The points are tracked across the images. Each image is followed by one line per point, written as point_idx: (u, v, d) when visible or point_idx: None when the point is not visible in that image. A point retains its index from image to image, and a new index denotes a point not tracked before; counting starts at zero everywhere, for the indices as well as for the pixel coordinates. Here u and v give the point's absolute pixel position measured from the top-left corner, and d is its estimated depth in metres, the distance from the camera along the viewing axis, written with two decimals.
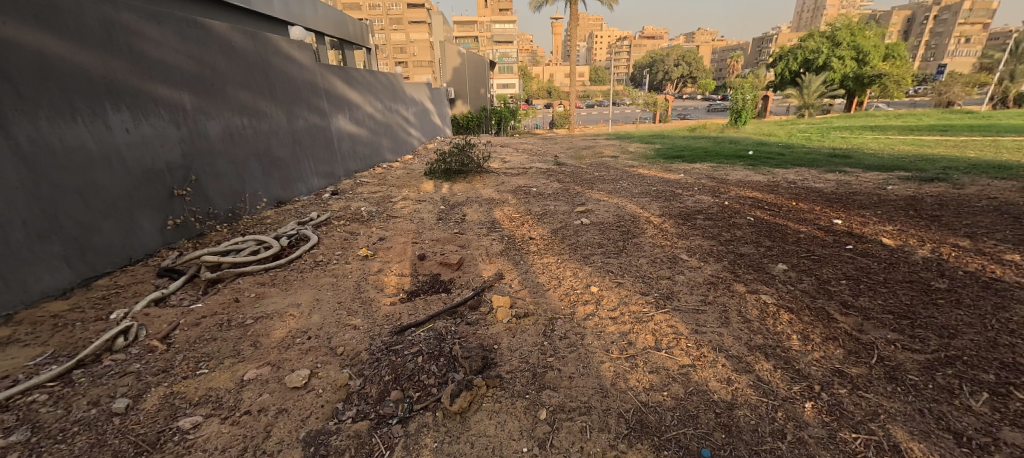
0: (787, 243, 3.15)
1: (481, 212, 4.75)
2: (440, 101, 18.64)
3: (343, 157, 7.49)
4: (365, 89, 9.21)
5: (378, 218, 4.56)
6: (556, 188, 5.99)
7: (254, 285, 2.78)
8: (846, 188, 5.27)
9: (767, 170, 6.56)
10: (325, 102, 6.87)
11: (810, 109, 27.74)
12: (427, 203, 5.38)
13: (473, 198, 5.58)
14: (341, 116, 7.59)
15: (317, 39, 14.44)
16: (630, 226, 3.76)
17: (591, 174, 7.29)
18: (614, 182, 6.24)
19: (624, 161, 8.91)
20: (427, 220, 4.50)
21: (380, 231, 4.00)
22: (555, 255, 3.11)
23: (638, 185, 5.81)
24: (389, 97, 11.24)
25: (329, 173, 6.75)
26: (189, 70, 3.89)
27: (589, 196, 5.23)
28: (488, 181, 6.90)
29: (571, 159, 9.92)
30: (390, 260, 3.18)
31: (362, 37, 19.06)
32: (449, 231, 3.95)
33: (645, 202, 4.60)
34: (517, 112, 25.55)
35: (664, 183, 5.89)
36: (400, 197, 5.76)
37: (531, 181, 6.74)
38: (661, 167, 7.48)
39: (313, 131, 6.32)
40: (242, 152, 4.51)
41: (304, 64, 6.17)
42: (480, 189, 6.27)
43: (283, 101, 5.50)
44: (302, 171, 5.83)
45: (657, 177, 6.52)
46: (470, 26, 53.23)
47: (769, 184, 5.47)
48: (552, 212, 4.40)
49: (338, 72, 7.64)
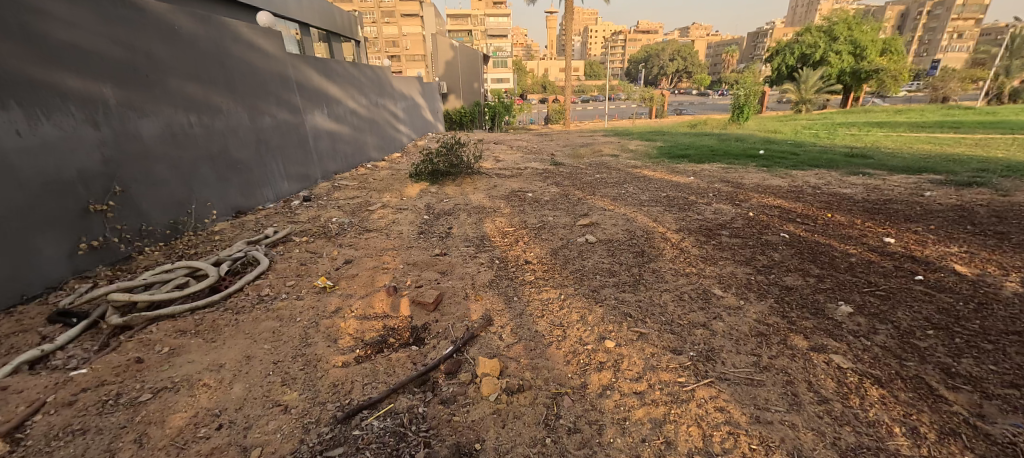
0: (840, 272, 2.57)
1: (470, 224, 4.14)
2: (432, 96, 17.90)
3: (320, 156, 6.83)
4: (347, 82, 8.51)
5: (349, 232, 3.93)
6: (554, 193, 5.39)
7: (170, 335, 2.16)
8: (878, 194, 4.72)
9: (784, 172, 6.00)
10: (298, 96, 6.21)
11: (807, 104, 27.22)
12: (409, 211, 4.75)
13: (461, 205, 4.97)
14: (318, 112, 6.93)
15: (303, 31, 13.71)
16: (644, 245, 3.16)
17: (592, 175, 6.69)
18: (617, 186, 5.65)
19: (626, 160, 8.31)
20: (406, 234, 3.89)
21: (349, 251, 3.38)
22: (557, 288, 2.52)
23: (646, 190, 5.22)
24: (375, 92, 10.57)
25: (303, 176, 6.10)
26: (115, 58, 3.24)
27: (591, 203, 4.65)
28: (479, 184, 6.29)
29: (569, 157, 9.31)
30: (352, 294, 2.57)
31: (350, 30, 18.24)
32: (430, 251, 3.34)
33: (658, 213, 4.01)
34: (511, 107, 24.88)
35: (674, 188, 5.31)
36: (380, 204, 5.14)
37: (526, 185, 6.12)
38: (667, 168, 6.89)
39: (284, 130, 5.66)
40: (189, 156, 3.86)
41: (271, 54, 5.50)
42: (469, 194, 5.66)
43: (244, 95, 4.83)
44: (269, 175, 5.19)
45: (665, 180, 5.93)
46: (463, 18, 52.16)
47: (792, 190, 4.90)
48: (551, 225, 3.81)
49: (313, 64, 6.96)
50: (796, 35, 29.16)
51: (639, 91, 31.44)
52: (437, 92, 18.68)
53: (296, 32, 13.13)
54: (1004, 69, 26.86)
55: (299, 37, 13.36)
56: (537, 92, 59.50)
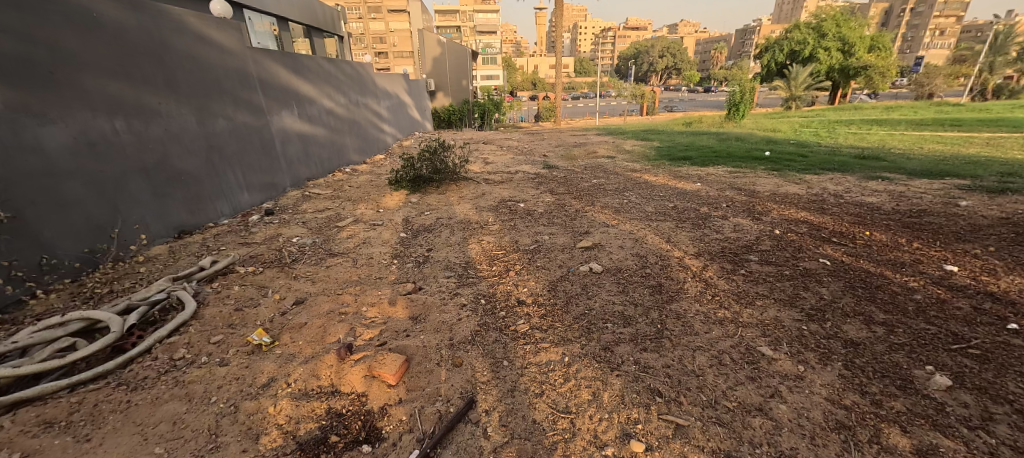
0: (911, 318, 2.06)
1: (452, 245, 3.56)
2: (419, 93, 17.22)
3: (290, 162, 6.20)
4: (322, 79, 7.84)
5: (310, 256, 3.33)
6: (548, 203, 4.84)
7: (29, 431, 1.56)
8: (907, 203, 4.26)
9: (797, 177, 5.52)
10: (262, 96, 5.58)
11: (797, 101, 27.01)
12: (384, 228, 4.16)
13: (444, 219, 4.39)
14: (287, 113, 6.29)
15: (282, 26, 12.97)
16: (661, 276, 2.63)
17: (589, 181, 6.16)
18: (618, 194, 5.12)
19: (623, 162, 7.80)
20: (377, 260, 3.30)
21: (303, 285, 2.79)
22: (558, 345, 1.96)
23: (651, 200, 4.69)
24: (356, 90, 9.93)
25: (268, 186, 5.47)
26: (5, 51, 2.61)
27: (591, 217, 4.10)
28: (465, 192, 5.71)
29: (562, 159, 8.76)
30: (294, 355, 1.98)
31: (332, 25, 17.45)
32: (402, 284, 2.77)
33: (670, 230, 3.47)
34: (501, 105, 24.27)
35: (681, 196, 4.79)
36: (353, 218, 4.54)
37: (517, 193, 5.55)
38: (670, 172, 6.36)
39: (244, 134, 5.05)
40: (115, 169, 3.25)
41: (228, 49, 4.88)
42: (454, 204, 5.07)
43: (191, 96, 4.19)
44: (224, 186, 4.55)
45: (669, 186, 5.41)
46: (451, 14, 51.17)
47: (812, 198, 4.42)
48: (548, 248, 3.25)
49: (282, 60, 6.33)
50: (786, 31, 28.96)
51: (629, 88, 30.96)
52: (424, 90, 18.00)
53: (273, 28, 12.35)
54: (988, 65, 27.04)
55: (277, 32, 12.60)
56: (527, 89, 58.79)
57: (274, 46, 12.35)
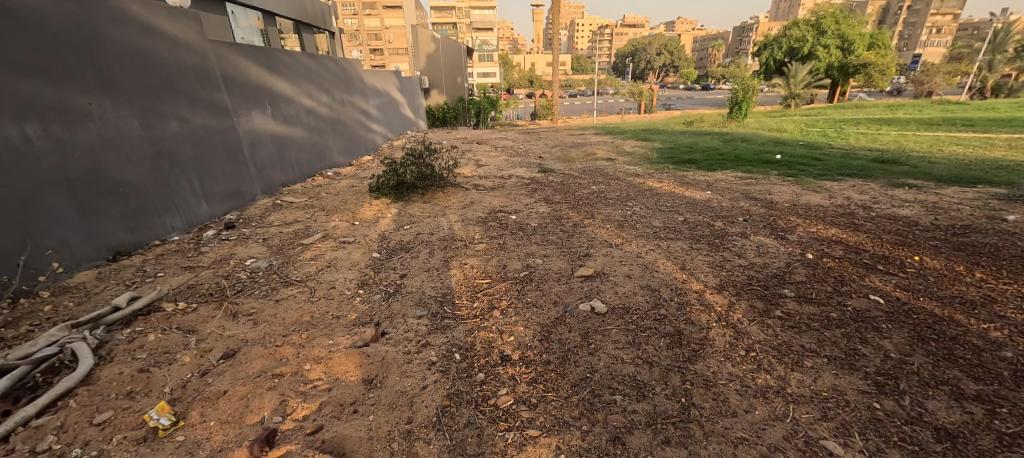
0: (1013, 391, 1.57)
1: (430, 270, 3.04)
2: (412, 91, 16.68)
3: (261, 167, 5.69)
4: (301, 76, 7.30)
5: (260, 286, 2.82)
6: (542, 215, 4.33)
7: None
8: (946, 216, 3.78)
9: (815, 184, 5.04)
10: (227, 95, 5.06)
11: (797, 99, 26.51)
12: (355, 246, 3.65)
13: (424, 234, 3.88)
14: (259, 113, 5.77)
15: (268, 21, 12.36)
16: (680, 320, 2.13)
17: (587, 187, 5.65)
18: (620, 204, 4.62)
19: (624, 166, 7.32)
20: (339, 290, 2.78)
21: (240, 328, 2.28)
22: (551, 435, 1.47)
23: (658, 212, 4.19)
24: (342, 88, 9.41)
25: (234, 194, 4.96)
26: None
27: (590, 234, 3.60)
28: (452, 201, 5.20)
29: (559, 162, 8.25)
30: (197, 447, 1.48)
31: (323, 20, 16.85)
32: (362, 327, 2.26)
33: (683, 253, 2.98)
34: (497, 103, 23.74)
35: (691, 207, 4.29)
36: (322, 233, 4.03)
37: (509, 201, 5.05)
38: (675, 177, 5.87)
39: (204, 137, 4.53)
40: (24, 183, 2.74)
41: (184, 43, 4.35)
42: (438, 216, 4.56)
43: (133, 95, 3.67)
44: (176, 198, 4.04)
45: (676, 194, 4.92)
46: (447, 11, 50.47)
47: (839, 211, 3.95)
48: (541, 276, 2.75)
49: (253, 55, 5.81)
50: (785, 28, 28.56)
51: (626, 85, 30.45)
52: (418, 87, 17.47)
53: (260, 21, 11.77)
54: (987, 63, 26.74)
55: (262, 27, 11.99)
56: (524, 87, 58.21)
57: (261, 41, 11.77)
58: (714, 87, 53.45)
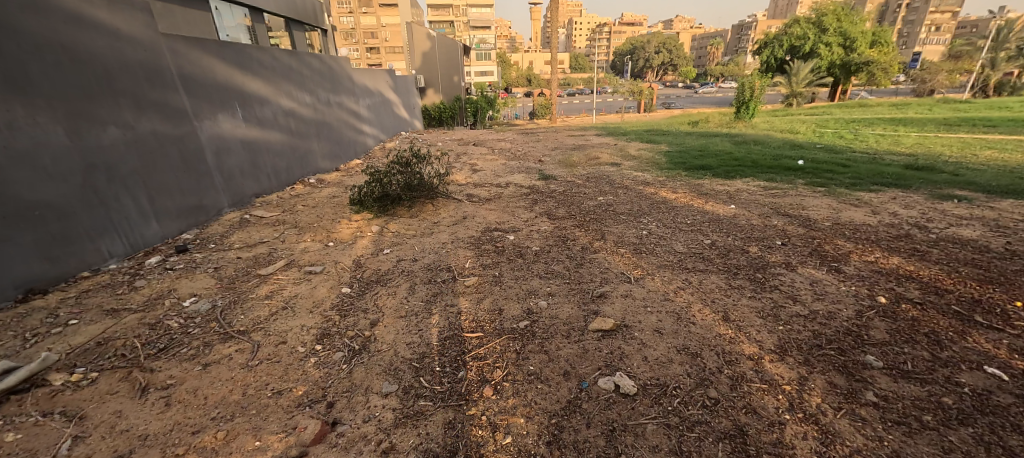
0: None
1: (407, 315, 2.45)
2: (406, 90, 16.07)
3: (230, 177, 5.11)
4: (279, 74, 6.69)
5: (192, 342, 2.23)
6: (545, 235, 3.75)
7: None
8: (1020, 239, 3.21)
9: (851, 196, 4.46)
10: (186, 97, 4.48)
11: (798, 97, 25.84)
12: (323, 277, 3.07)
13: (406, 261, 3.28)
14: (228, 117, 5.20)
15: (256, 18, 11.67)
16: (738, 409, 1.56)
17: (593, 198, 5.06)
18: (633, 221, 4.04)
19: (630, 171, 6.74)
20: (290, 347, 2.19)
21: (143, 418, 1.69)
22: None
23: (680, 232, 3.60)
24: (328, 88, 8.81)
25: (193, 210, 4.38)
26: None
27: (603, 263, 3.01)
28: (441, 216, 4.59)
29: (560, 167, 7.67)
30: None
31: (316, 19, 16.23)
32: (306, 416, 1.67)
33: (723, 293, 2.39)
34: (495, 102, 23.16)
35: (717, 226, 3.71)
36: (286, 259, 3.43)
37: (506, 216, 4.47)
38: (691, 187, 5.28)
39: (154, 145, 3.95)
40: None
41: (128, 37, 3.78)
42: (426, 235, 3.99)
43: (54, 98, 3.09)
44: (115, 218, 3.47)
45: (695, 208, 4.35)
46: (444, 9, 49.74)
47: (891, 231, 3.38)
48: (546, 330, 2.16)
49: (220, 52, 5.23)
50: (786, 26, 28.00)
51: (625, 83, 29.84)
52: (413, 85, 16.85)
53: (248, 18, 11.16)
54: (990, 61, 26.28)
55: (250, 24, 11.30)
56: (522, 85, 57.62)
57: (249, 39, 11.16)
58: (714, 86, 52.90)
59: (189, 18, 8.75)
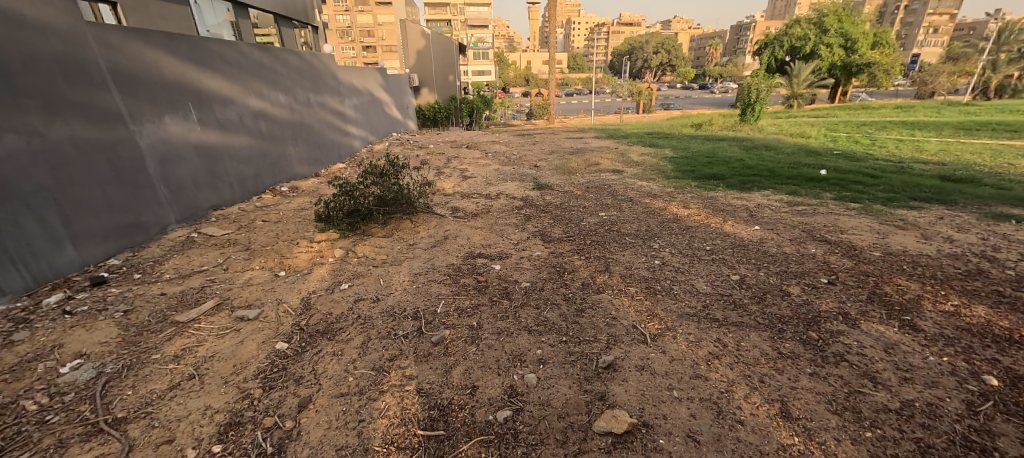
0: None
1: (350, 392, 1.82)
2: (399, 90, 15.42)
3: (179, 188, 4.48)
4: (246, 72, 6.03)
5: (38, 445, 1.60)
6: (538, 264, 3.14)
7: None
8: None
9: (892, 215, 3.88)
10: (121, 97, 3.85)
11: (798, 99, 25.30)
12: (258, 325, 2.43)
13: (365, 302, 2.65)
14: (178, 119, 4.56)
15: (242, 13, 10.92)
16: None
17: (594, 214, 4.44)
18: (643, 246, 3.42)
19: (633, 180, 6.13)
20: (175, 450, 1.57)
21: None
22: None
23: (701, 263, 2.99)
24: (308, 86, 8.16)
25: (127, 229, 3.76)
26: None
27: (610, 310, 2.38)
28: (419, 236, 3.98)
29: (557, 173, 7.06)
30: None
31: (306, 15, 15.51)
32: None
33: (774, 366, 1.78)
34: (491, 103, 22.57)
35: (742, 255, 3.10)
36: (219, 297, 2.79)
37: (494, 236, 3.85)
38: (704, 201, 4.66)
39: (73, 155, 3.31)
40: None
41: (39, 25, 3.14)
42: (397, 262, 3.36)
43: None
44: (11, 246, 2.85)
45: (713, 229, 3.75)
46: (441, 7, 49.02)
47: (958, 265, 2.78)
48: (533, 431, 1.54)
49: (170, 46, 4.59)
50: (787, 26, 27.46)
51: (623, 84, 29.22)
52: (406, 85, 16.24)
53: (233, 13, 10.45)
54: (991, 63, 25.87)
55: (235, 20, 10.49)
56: (519, 84, 57.19)
57: (235, 35, 10.45)
58: (712, 87, 52.38)
59: (166, 12, 8.05)
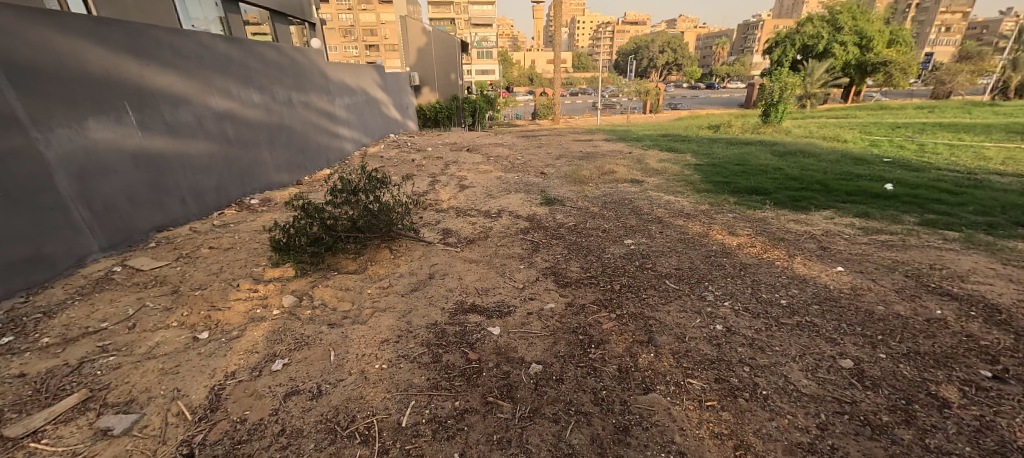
0: None
1: None
2: (398, 89, 14.58)
3: (107, 207, 3.65)
4: (207, 66, 5.18)
5: None
6: (554, 327, 2.28)
7: None
8: None
9: (1009, 250, 2.99)
10: (19, 95, 3.02)
11: (812, 99, 24.14)
12: (126, 449, 1.58)
13: (300, 399, 1.80)
14: (107, 123, 3.72)
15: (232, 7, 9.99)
16: None
17: (618, 242, 3.58)
18: (693, 296, 2.54)
19: (657, 193, 5.26)
20: None
21: None
22: None
23: (784, 333, 2.11)
24: (289, 84, 7.30)
25: (19, 265, 2.92)
26: None
27: (673, 433, 1.51)
28: (399, 273, 3.13)
29: (568, 183, 6.20)
30: None
31: (303, 11, 14.65)
32: None
33: None
34: (495, 102, 21.72)
35: (840, 319, 2.21)
36: (95, 384, 1.94)
37: (494, 274, 3.00)
38: (754, 225, 3.77)
39: None
40: None
41: None
42: (363, 317, 2.51)
43: None
44: None
45: (780, 267, 2.87)
46: (445, 6, 48.21)
47: None
48: None
49: (99, 34, 3.77)
50: (798, 24, 26.47)
51: (630, 84, 28.29)
52: (406, 83, 15.40)
53: (223, 9, 9.51)
54: (1013, 62, 24.84)
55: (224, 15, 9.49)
56: (523, 83, 56.41)
57: (224, 31, 9.48)
58: (719, 87, 51.19)
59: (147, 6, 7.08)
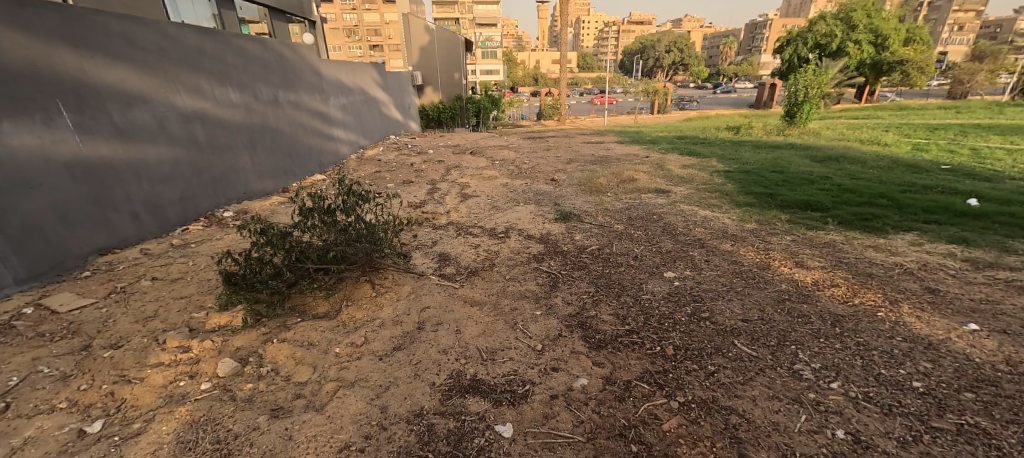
0: None
1: None
2: (399, 89, 13.90)
3: (28, 229, 2.98)
4: (169, 59, 4.49)
5: None
6: (593, 427, 1.56)
7: None
8: None
9: None
10: None
11: (827, 99, 23.28)
12: None
13: None
14: (29, 127, 3.05)
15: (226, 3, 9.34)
16: None
17: (658, 275, 2.87)
18: (783, 370, 1.81)
19: (689, 206, 4.54)
20: None
21: None
22: None
23: (947, 453, 1.38)
24: (274, 82, 6.61)
25: None
26: None
27: None
28: (381, 321, 2.43)
29: (582, 193, 5.49)
30: None
31: (302, 8, 13.98)
32: None
33: None
34: (500, 102, 21.04)
35: (1021, 425, 1.48)
36: None
37: (503, 326, 2.29)
38: (825, 252, 3.04)
39: None
40: None
41: None
42: (324, 399, 1.80)
43: None
44: None
45: (888, 321, 2.13)
46: (449, 5, 47.59)
47: None
48: None
49: (23, 19, 3.11)
50: (810, 23, 25.60)
51: (637, 84, 27.55)
52: (407, 83, 14.73)
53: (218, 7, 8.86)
54: None
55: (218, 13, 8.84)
56: (528, 84, 55.84)
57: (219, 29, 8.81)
58: (726, 87, 50.26)
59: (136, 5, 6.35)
